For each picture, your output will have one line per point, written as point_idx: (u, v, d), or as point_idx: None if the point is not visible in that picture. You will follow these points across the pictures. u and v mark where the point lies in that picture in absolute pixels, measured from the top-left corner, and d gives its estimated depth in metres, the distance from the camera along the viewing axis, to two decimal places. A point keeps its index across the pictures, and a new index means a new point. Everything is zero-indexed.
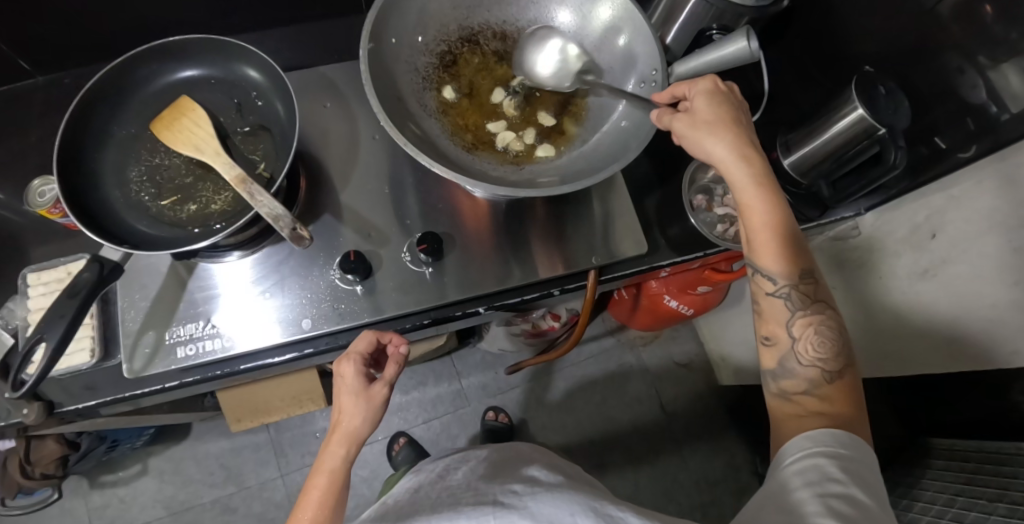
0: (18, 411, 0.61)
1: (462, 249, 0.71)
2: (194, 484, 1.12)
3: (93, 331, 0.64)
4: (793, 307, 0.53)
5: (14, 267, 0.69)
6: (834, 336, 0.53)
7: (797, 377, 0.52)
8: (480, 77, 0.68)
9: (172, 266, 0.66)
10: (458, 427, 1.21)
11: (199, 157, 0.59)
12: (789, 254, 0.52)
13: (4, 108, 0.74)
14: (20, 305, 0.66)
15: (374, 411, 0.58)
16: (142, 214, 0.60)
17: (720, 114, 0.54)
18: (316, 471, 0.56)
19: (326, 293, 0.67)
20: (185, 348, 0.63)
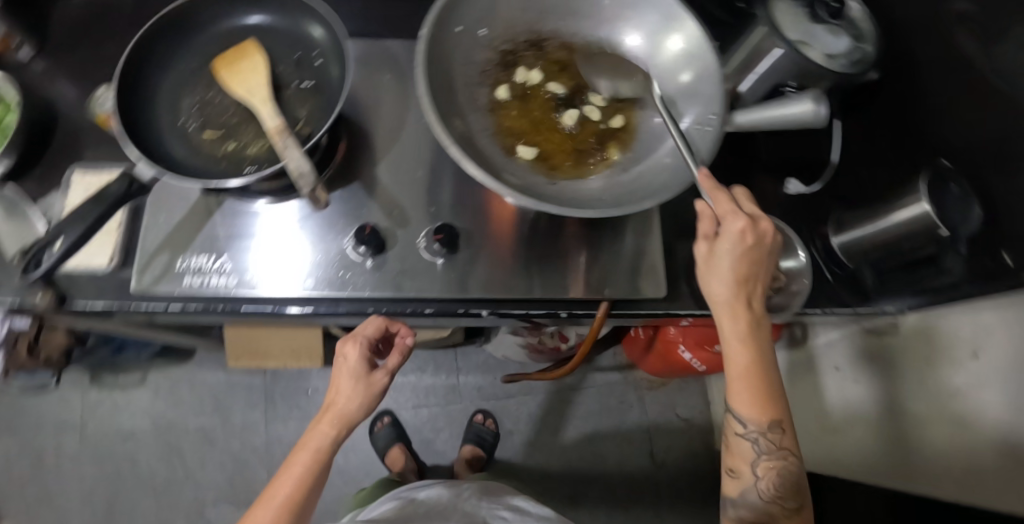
0: (31, 296, 0.64)
1: (479, 249, 0.70)
2: (184, 407, 1.16)
3: (115, 239, 0.67)
4: (760, 451, 0.57)
5: (62, 164, 0.73)
6: (794, 474, 0.58)
7: (755, 511, 0.58)
8: (536, 82, 0.67)
9: (201, 197, 0.68)
10: (444, 422, 1.20)
11: (247, 99, 0.60)
12: (765, 407, 0.56)
13: (93, 17, 0.79)
14: (60, 200, 0.70)
15: (370, 399, 0.61)
16: (184, 141, 0.61)
17: (737, 267, 0.56)
18: (302, 446, 0.60)
19: (337, 259, 0.67)
20: (192, 278, 0.65)
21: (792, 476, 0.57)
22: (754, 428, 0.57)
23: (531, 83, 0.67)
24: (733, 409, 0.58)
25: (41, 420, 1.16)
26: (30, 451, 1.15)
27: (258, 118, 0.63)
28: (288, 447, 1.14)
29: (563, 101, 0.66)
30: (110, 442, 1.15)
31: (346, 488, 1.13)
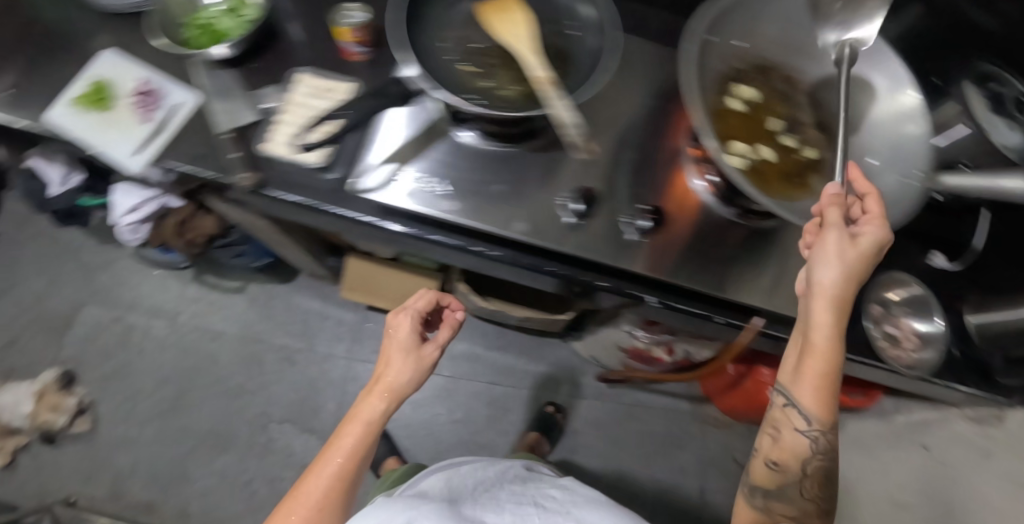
0: (239, 173, 0.69)
1: (667, 235, 0.71)
2: (274, 323, 1.20)
3: (329, 143, 0.68)
4: (817, 448, 0.54)
5: (282, 62, 0.77)
6: (828, 471, 0.55)
7: (790, 504, 0.54)
8: (761, 102, 0.70)
9: (432, 122, 0.72)
10: (513, 404, 1.20)
11: (514, 44, 0.59)
12: (825, 402, 0.54)
13: None
14: (286, 94, 0.72)
15: (421, 372, 0.65)
16: (442, 70, 0.61)
17: (857, 264, 0.53)
18: (353, 418, 0.61)
19: (534, 210, 0.70)
20: (403, 193, 0.68)
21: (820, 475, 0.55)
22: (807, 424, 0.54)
23: (758, 101, 0.70)
24: (795, 399, 0.54)
25: (140, 300, 1.23)
26: (122, 326, 1.22)
27: (513, 64, 0.62)
28: (361, 387, 1.18)
29: (779, 127, 0.69)
30: (197, 338, 1.20)
31: (403, 441, 1.15)
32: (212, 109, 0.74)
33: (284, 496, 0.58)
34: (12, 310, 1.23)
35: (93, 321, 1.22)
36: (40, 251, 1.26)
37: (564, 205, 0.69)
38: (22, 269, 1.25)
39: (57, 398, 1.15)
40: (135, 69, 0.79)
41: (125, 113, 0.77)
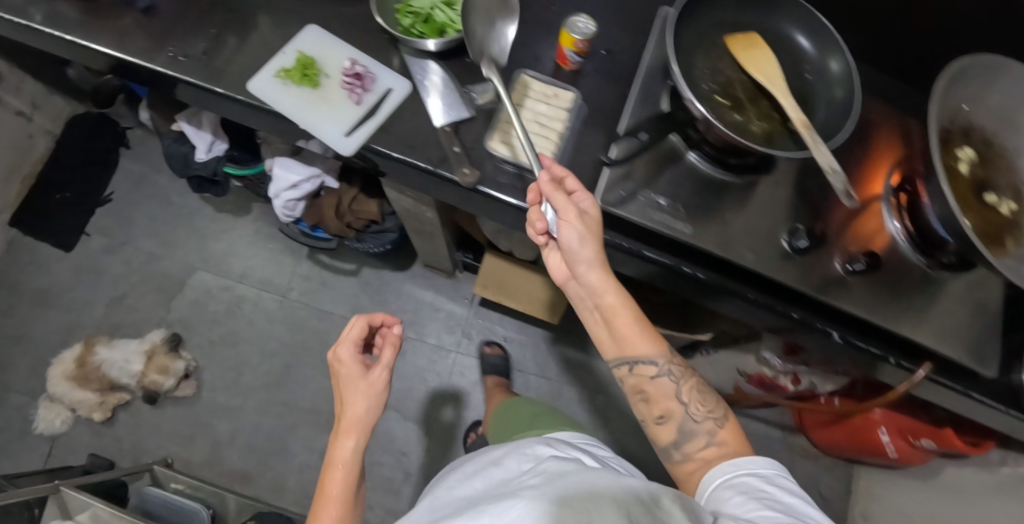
0: (458, 169, 0.71)
1: (873, 275, 0.71)
2: (386, 310, 1.22)
3: (554, 151, 0.72)
4: (676, 379, 0.65)
5: (490, 59, 0.79)
6: (701, 388, 0.66)
7: (698, 434, 0.63)
8: (985, 164, 0.69)
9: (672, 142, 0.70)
10: (614, 414, 1.22)
11: (772, 85, 0.64)
12: (655, 342, 0.65)
13: None
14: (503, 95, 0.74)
15: (376, 397, 0.65)
16: (699, 98, 0.65)
17: (592, 220, 0.63)
18: (332, 465, 0.62)
19: (761, 238, 0.70)
20: (641, 212, 0.67)
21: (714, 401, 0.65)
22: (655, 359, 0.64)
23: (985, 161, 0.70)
24: (639, 356, 0.64)
25: (250, 272, 1.24)
26: (231, 296, 1.23)
27: (764, 102, 0.66)
28: (467, 381, 1.20)
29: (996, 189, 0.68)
30: (306, 316, 1.22)
31: None
32: (424, 95, 0.75)
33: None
34: (122, 267, 1.24)
35: (201, 288, 1.23)
36: (154, 213, 1.28)
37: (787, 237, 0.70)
38: (134, 228, 1.27)
39: (166, 360, 1.14)
40: (341, 49, 0.80)
41: (335, 93, 0.78)
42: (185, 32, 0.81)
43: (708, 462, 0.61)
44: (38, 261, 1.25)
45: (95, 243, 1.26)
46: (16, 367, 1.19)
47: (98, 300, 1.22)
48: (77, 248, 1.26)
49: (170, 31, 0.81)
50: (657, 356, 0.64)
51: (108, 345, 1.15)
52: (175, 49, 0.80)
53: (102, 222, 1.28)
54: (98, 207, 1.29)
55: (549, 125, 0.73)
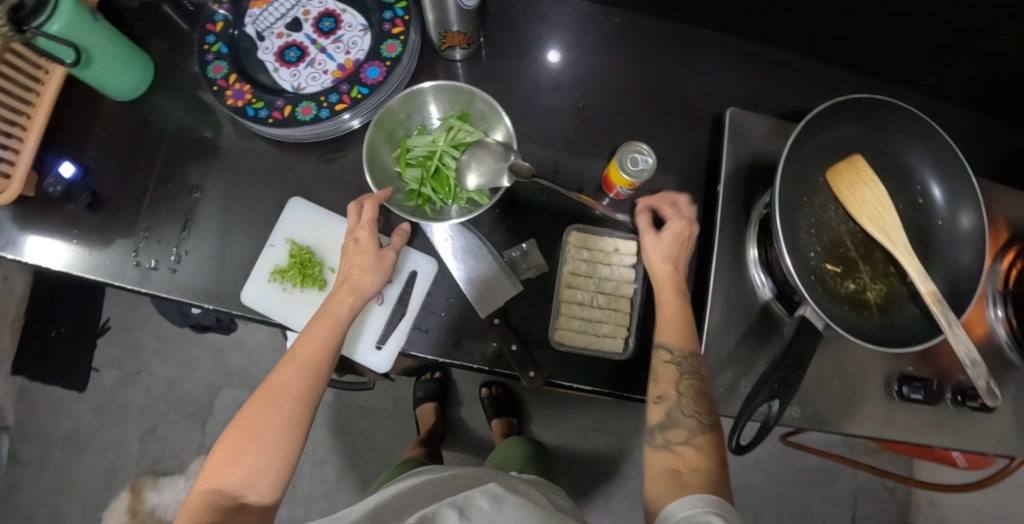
0: (521, 371, 0.63)
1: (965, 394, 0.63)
2: None
3: (629, 324, 0.65)
4: (686, 371, 0.56)
5: (513, 207, 0.68)
6: (709, 400, 0.57)
7: (679, 427, 0.55)
8: None
9: (767, 304, 0.63)
10: None
11: (890, 246, 0.57)
12: (686, 331, 0.58)
13: (532, 44, 0.74)
14: (560, 257, 0.66)
15: (381, 273, 0.61)
16: (812, 271, 0.59)
17: (681, 243, 0.61)
18: (319, 316, 0.59)
19: (865, 386, 0.63)
20: (736, 392, 0.62)
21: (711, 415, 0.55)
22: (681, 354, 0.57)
23: None
24: (662, 336, 0.58)
25: None
26: None
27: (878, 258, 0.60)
28: None
29: None
30: (347, 416, 1.17)
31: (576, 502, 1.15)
32: (460, 279, 0.65)
33: (250, 403, 0.54)
34: (145, 398, 1.19)
35: (232, 405, 1.19)
36: (160, 335, 1.21)
37: (897, 384, 0.63)
38: (144, 354, 1.20)
39: None
40: (339, 228, 0.68)
41: None
42: (152, 229, 0.72)
43: (686, 464, 0.52)
44: (55, 407, 1.18)
45: (108, 377, 1.19)
46: (70, 517, 1.15)
47: (129, 436, 1.18)
48: (91, 386, 1.19)
49: (130, 225, 0.73)
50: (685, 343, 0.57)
51: (154, 488, 1.15)
52: (140, 251, 0.72)
53: (107, 352, 1.20)
54: (97, 338, 1.20)
55: (616, 293, 0.65)
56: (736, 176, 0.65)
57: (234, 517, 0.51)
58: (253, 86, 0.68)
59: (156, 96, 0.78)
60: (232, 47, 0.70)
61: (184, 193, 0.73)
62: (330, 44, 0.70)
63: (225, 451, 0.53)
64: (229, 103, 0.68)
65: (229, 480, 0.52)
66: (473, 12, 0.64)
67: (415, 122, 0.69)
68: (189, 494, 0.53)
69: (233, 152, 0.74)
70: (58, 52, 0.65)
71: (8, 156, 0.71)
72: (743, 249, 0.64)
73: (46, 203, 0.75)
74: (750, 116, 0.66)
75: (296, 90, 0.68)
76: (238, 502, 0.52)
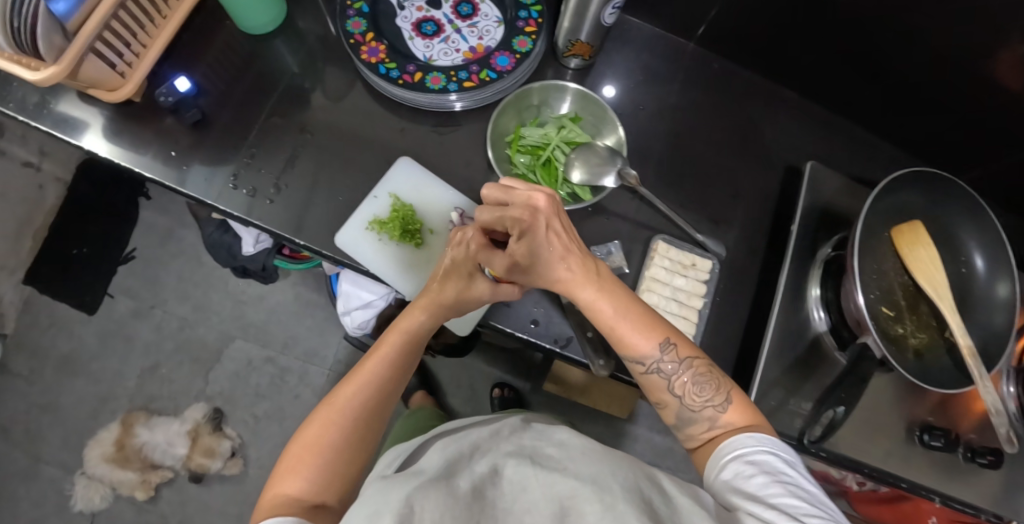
0: (593, 357, 0.66)
1: (975, 450, 0.70)
2: (440, 384, 1.21)
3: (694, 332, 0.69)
4: (666, 374, 0.58)
5: (604, 207, 0.73)
6: (709, 372, 0.58)
7: (698, 422, 0.57)
8: None
9: (819, 335, 0.69)
10: None
11: (939, 300, 0.64)
12: (645, 332, 0.57)
13: (639, 69, 0.80)
14: (641, 263, 0.71)
15: (466, 298, 0.60)
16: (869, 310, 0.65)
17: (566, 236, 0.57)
18: (392, 328, 0.59)
19: (889, 428, 0.70)
20: (778, 410, 0.67)
21: (707, 369, 0.58)
22: (655, 353, 0.57)
23: None
24: (624, 355, 0.58)
25: (292, 341, 1.19)
26: (274, 367, 1.17)
27: (923, 311, 0.67)
28: None
29: None
30: None
31: None
32: None
33: (315, 419, 0.55)
34: (152, 333, 1.17)
35: (241, 358, 1.17)
36: (183, 274, 1.20)
37: (917, 431, 0.70)
38: (162, 290, 1.19)
39: (212, 441, 1.10)
40: (442, 196, 0.73)
41: (438, 253, 0.71)
42: (254, 159, 0.75)
43: (719, 441, 0.55)
44: (59, 325, 1.15)
45: (120, 305, 1.17)
46: (48, 439, 1.11)
47: (129, 369, 1.15)
48: (101, 311, 1.17)
49: (233, 151, 0.75)
50: (652, 347, 0.57)
51: (146, 425, 1.12)
52: (237, 176, 0.74)
53: (125, 280, 1.18)
54: (118, 264, 1.18)
55: (686, 303, 0.70)
56: (809, 218, 0.72)
57: (315, 515, 0.51)
58: (388, 48, 0.73)
59: (278, 38, 0.82)
60: (373, 9, 0.75)
61: (289, 133, 0.76)
62: (465, 26, 0.75)
63: (291, 461, 0.54)
64: (364, 58, 0.73)
65: (296, 484, 0.52)
66: (606, 29, 0.72)
67: (529, 114, 0.74)
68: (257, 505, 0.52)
69: (346, 105, 0.78)
70: None
71: (128, 58, 0.73)
72: (805, 283, 0.70)
73: (150, 112, 0.77)
74: (826, 172, 0.73)
75: (427, 60, 0.73)
76: (313, 503, 0.52)
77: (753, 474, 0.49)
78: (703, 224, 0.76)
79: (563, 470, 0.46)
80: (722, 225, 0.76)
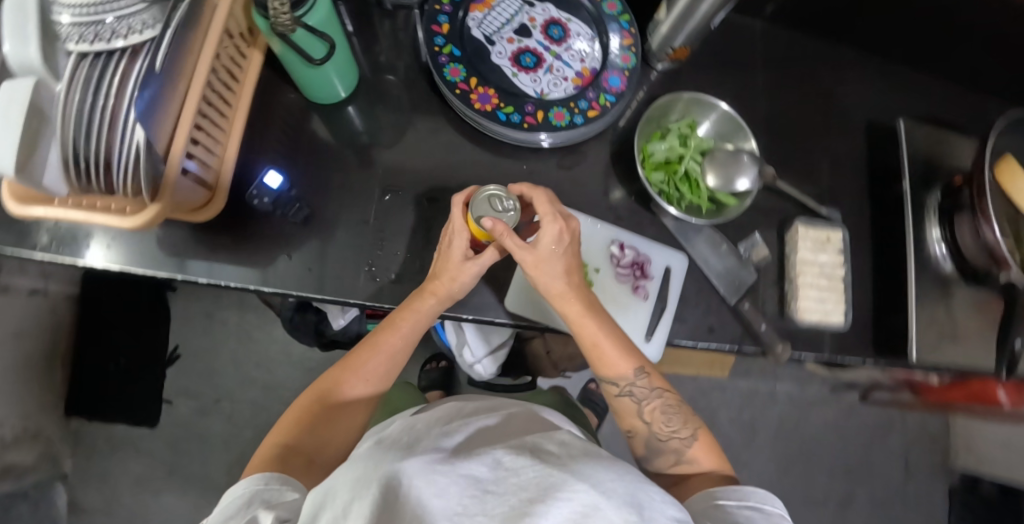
0: (770, 346, 0.72)
1: None
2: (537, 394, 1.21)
3: (846, 298, 0.74)
4: (638, 400, 0.66)
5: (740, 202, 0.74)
6: (676, 405, 0.67)
7: (665, 450, 0.66)
8: None
9: (950, 272, 0.76)
10: (764, 423, 1.30)
11: None
12: (626, 358, 0.66)
13: (722, 57, 0.81)
14: (785, 249, 0.76)
15: (466, 285, 0.66)
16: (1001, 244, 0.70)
17: (562, 256, 0.64)
18: (398, 312, 0.66)
19: None
20: (940, 346, 0.73)
21: (676, 403, 0.67)
22: (631, 378, 0.66)
23: None
24: (602, 375, 0.66)
25: None
26: None
27: None
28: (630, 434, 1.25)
29: None
30: None
31: None
32: (710, 272, 0.73)
33: (320, 387, 0.66)
34: (226, 427, 1.08)
35: None
36: (238, 357, 1.11)
37: None
38: (222, 380, 1.10)
39: None
40: (596, 232, 0.73)
41: (609, 289, 0.73)
42: (386, 242, 0.72)
43: (681, 479, 0.65)
44: (122, 447, 1.04)
45: (183, 408, 1.07)
46: None
47: (213, 471, 1.07)
48: (163, 420, 1.06)
49: (358, 238, 0.72)
50: (630, 373, 0.65)
51: None
52: (372, 262, 0.72)
53: (180, 382, 1.08)
54: (166, 367, 1.08)
55: (833, 274, 0.75)
56: (914, 171, 0.78)
57: (305, 469, 0.62)
58: (497, 91, 0.70)
59: (351, 106, 0.77)
60: (464, 51, 0.71)
61: (415, 204, 0.74)
62: (563, 51, 0.72)
63: (309, 419, 0.65)
64: (479, 107, 0.69)
65: (288, 434, 0.63)
66: (707, 29, 0.71)
67: (647, 129, 0.74)
68: (261, 447, 0.63)
69: (452, 164, 0.76)
70: (310, 48, 0.63)
71: (212, 163, 0.66)
72: (926, 229, 0.77)
73: (244, 216, 0.71)
74: (916, 125, 0.79)
75: (540, 95, 0.70)
76: (310, 458, 0.63)
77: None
78: (815, 196, 0.80)
79: (555, 461, 0.46)
80: (833, 193, 0.81)
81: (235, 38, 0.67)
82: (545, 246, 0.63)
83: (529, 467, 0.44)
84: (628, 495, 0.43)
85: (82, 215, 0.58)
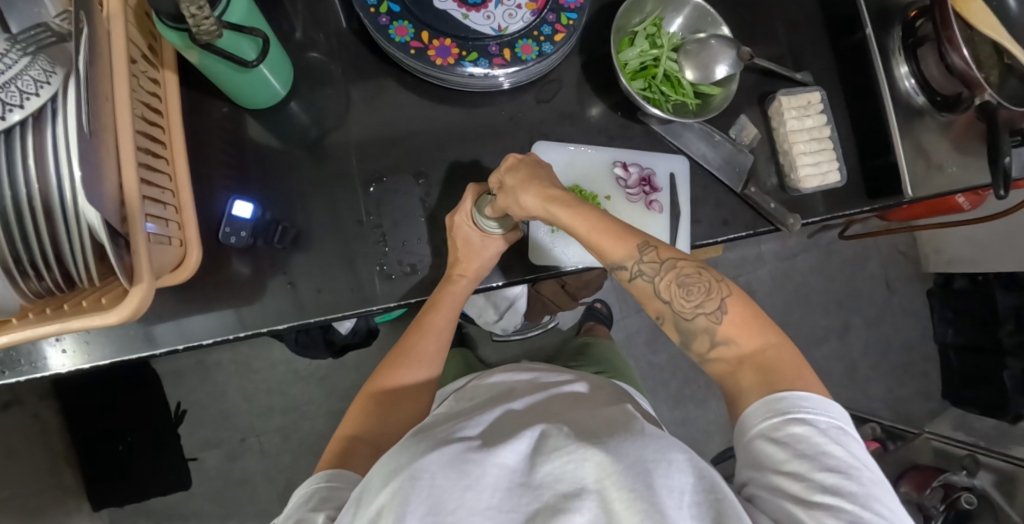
0: (782, 219, 0.72)
1: None
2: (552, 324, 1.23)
3: (835, 157, 0.75)
4: (652, 277, 0.55)
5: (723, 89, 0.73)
6: (697, 273, 0.54)
7: (697, 334, 0.54)
8: None
9: (923, 106, 0.78)
10: (758, 284, 1.37)
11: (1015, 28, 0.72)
12: (620, 239, 0.56)
13: None
14: (772, 123, 0.75)
15: (487, 262, 0.65)
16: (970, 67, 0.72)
17: (522, 175, 0.60)
18: (435, 302, 0.65)
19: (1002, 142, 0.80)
20: (923, 178, 0.77)
21: (696, 271, 0.54)
22: (634, 254, 0.55)
23: None
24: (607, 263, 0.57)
25: None
26: None
27: None
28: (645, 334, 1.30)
29: None
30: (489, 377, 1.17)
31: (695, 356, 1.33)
32: (710, 167, 0.73)
33: (376, 380, 0.63)
34: (261, 461, 1.09)
35: None
36: (247, 391, 1.10)
37: None
38: (239, 420, 1.09)
39: None
40: (593, 160, 0.72)
41: (621, 216, 0.72)
42: (384, 238, 0.67)
43: (731, 362, 0.52)
44: (167, 514, 1.05)
45: (210, 460, 1.07)
46: None
47: (268, 502, 1.08)
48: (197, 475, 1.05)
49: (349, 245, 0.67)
50: (629, 252, 0.55)
51: None
52: (384, 264, 0.67)
53: (198, 434, 1.07)
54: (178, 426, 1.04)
55: (821, 137, 0.75)
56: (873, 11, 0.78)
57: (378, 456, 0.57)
58: (454, 38, 0.64)
59: (294, 100, 0.68)
60: (403, 3, 0.63)
61: (406, 184, 0.69)
62: None
63: (367, 407, 0.62)
64: (440, 64, 0.63)
65: (354, 426, 0.59)
66: None
67: (617, 36, 0.71)
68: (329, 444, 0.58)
69: (426, 129, 0.70)
70: (239, 51, 0.54)
71: (170, 216, 0.57)
72: (893, 68, 0.79)
73: (225, 259, 0.64)
74: None
75: (499, 32, 0.64)
76: (375, 445, 0.58)
77: (789, 462, 0.44)
78: (784, 60, 0.79)
79: (599, 433, 0.44)
80: (798, 53, 0.80)
81: (139, 63, 0.56)
82: (508, 181, 0.60)
83: (565, 450, 0.42)
84: (666, 479, 0.40)
85: (54, 326, 0.48)
